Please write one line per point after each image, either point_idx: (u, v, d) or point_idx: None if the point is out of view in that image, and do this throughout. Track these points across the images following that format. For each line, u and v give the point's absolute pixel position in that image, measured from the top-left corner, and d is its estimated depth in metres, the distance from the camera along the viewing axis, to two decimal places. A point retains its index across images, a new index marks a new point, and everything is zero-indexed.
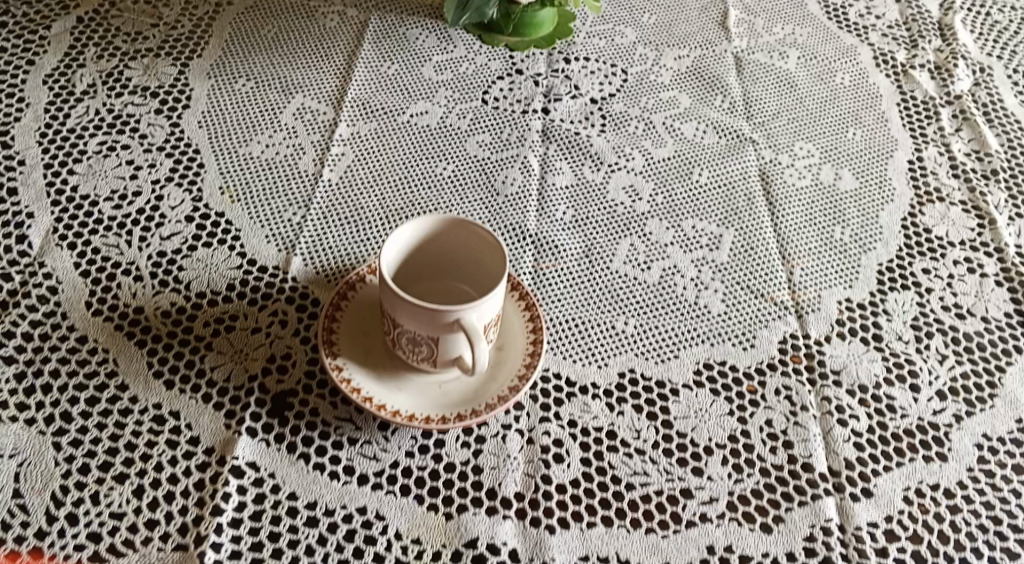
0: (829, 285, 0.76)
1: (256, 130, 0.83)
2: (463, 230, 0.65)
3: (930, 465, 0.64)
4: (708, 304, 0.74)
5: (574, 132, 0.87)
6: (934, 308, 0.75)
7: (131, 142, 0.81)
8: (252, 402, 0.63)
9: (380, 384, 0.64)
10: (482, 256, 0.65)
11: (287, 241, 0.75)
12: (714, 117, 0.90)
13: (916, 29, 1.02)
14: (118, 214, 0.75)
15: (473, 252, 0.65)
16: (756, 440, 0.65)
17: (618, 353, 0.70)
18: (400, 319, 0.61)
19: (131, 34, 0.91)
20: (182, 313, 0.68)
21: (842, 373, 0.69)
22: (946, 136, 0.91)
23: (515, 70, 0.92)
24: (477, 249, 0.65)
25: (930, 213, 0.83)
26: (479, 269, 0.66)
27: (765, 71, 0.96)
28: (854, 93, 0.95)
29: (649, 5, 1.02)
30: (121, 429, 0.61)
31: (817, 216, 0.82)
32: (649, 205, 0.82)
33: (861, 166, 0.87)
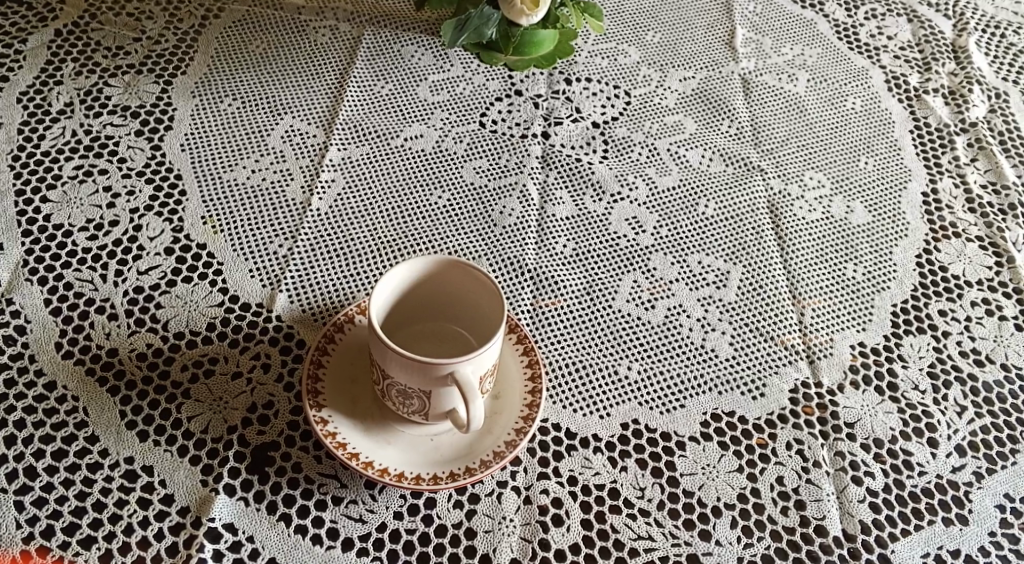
0: (841, 327, 0.73)
1: (242, 153, 0.79)
2: (461, 272, 0.61)
3: (950, 529, 0.62)
4: (715, 347, 0.71)
5: (575, 158, 0.83)
6: (952, 353, 0.72)
7: (109, 166, 0.76)
8: (231, 457, 0.61)
9: (368, 438, 0.61)
10: (481, 301, 0.61)
11: (273, 276, 0.71)
12: (721, 144, 0.86)
13: (929, 51, 0.98)
14: (93, 245, 0.71)
15: (472, 296, 0.62)
16: (767, 501, 0.62)
17: (621, 403, 0.67)
18: (390, 372, 0.58)
19: (112, 49, 0.86)
20: (158, 356, 0.65)
21: (856, 426, 0.67)
22: (961, 166, 0.87)
23: (513, 92, 0.88)
24: (475, 293, 0.62)
25: (947, 249, 0.79)
26: (477, 313, 0.63)
27: (773, 96, 0.92)
28: (866, 119, 0.91)
29: (652, 21, 0.97)
30: (89, 486, 0.59)
31: (828, 252, 0.79)
32: (654, 238, 0.78)
33: (874, 198, 0.83)
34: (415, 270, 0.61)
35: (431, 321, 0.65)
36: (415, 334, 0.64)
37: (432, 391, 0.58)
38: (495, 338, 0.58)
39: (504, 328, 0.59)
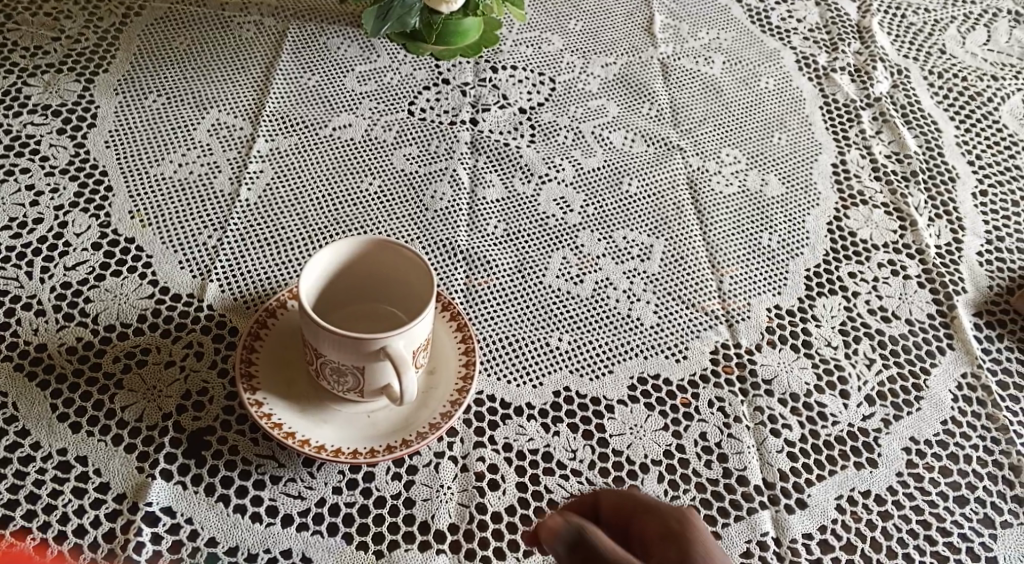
0: (758, 292, 0.76)
1: (168, 148, 0.79)
2: (389, 250, 0.63)
3: (861, 472, 0.66)
4: (641, 316, 0.74)
5: (503, 143, 0.85)
6: (861, 312, 0.76)
7: (31, 165, 0.76)
8: (167, 443, 0.62)
9: (304, 418, 0.62)
10: (410, 278, 0.63)
11: (203, 266, 0.72)
12: (642, 125, 0.89)
13: (836, 32, 1.03)
14: (17, 243, 0.71)
15: (402, 275, 0.64)
16: (691, 456, 0.66)
17: (552, 372, 0.69)
18: (322, 350, 0.60)
19: (31, 49, 0.85)
20: (89, 349, 0.65)
21: (773, 382, 0.70)
22: (867, 138, 0.92)
23: (441, 80, 0.90)
24: (402, 270, 0.63)
25: (855, 216, 0.84)
26: (407, 291, 0.64)
27: (691, 78, 0.95)
28: (779, 97, 0.95)
29: (573, 10, 1.00)
30: (22, 479, 0.59)
31: (745, 222, 0.82)
32: (580, 217, 0.80)
33: (788, 171, 0.87)
34: (341, 252, 0.63)
35: (365, 303, 0.66)
36: (351, 317, 0.66)
37: (366, 367, 0.60)
38: (425, 312, 0.60)
39: (434, 304, 0.61)
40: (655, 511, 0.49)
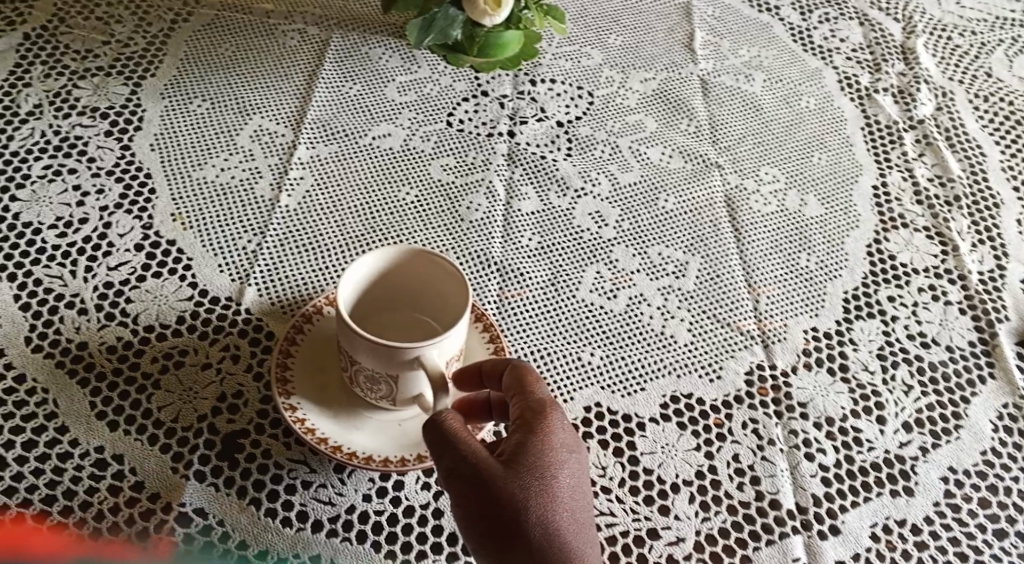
0: (795, 313, 0.76)
1: (211, 152, 0.80)
2: (425, 259, 0.63)
3: (897, 500, 0.65)
4: (675, 333, 0.73)
5: (540, 156, 0.86)
6: (900, 336, 0.75)
7: (78, 166, 0.77)
8: (201, 444, 0.63)
9: (337, 424, 0.63)
10: (444, 287, 0.64)
11: (242, 270, 0.73)
12: (680, 141, 0.89)
13: (879, 53, 1.02)
14: (63, 242, 0.72)
15: (436, 283, 0.64)
16: (723, 477, 0.65)
17: (584, 387, 0.69)
18: (357, 358, 0.60)
19: (81, 52, 0.87)
20: (128, 349, 0.67)
21: (808, 406, 0.69)
22: (910, 161, 0.90)
23: (480, 92, 0.90)
24: (437, 279, 0.64)
25: (895, 239, 0.83)
26: (441, 300, 0.65)
27: (731, 95, 0.95)
28: (819, 117, 0.94)
29: (614, 25, 1.00)
30: (59, 475, 0.60)
31: (782, 242, 0.81)
32: (616, 232, 0.80)
33: (827, 192, 0.87)
34: (378, 260, 0.63)
35: (397, 311, 0.67)
36: (381, 325, 0.66)
37: (399, 376, 0.60)
38: (459, 323, 0.60)
39: (468, 316, 0.61)
40: (523, 397, 0.56)
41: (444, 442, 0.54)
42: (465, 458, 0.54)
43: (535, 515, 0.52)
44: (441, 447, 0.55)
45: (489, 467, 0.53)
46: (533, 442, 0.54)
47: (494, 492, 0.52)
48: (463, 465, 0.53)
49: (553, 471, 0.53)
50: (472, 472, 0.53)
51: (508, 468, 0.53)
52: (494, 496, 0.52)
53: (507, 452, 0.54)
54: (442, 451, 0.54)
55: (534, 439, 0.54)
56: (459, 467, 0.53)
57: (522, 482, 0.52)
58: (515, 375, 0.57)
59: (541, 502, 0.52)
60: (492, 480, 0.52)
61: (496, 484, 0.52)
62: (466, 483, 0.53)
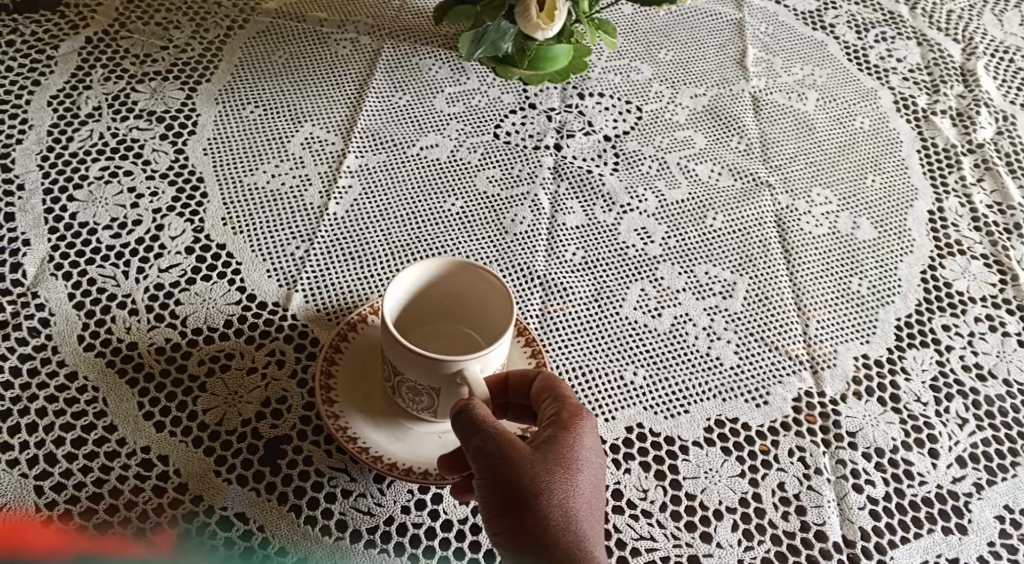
0: (845, 339, 0.74)
1: (263, 158, 0.81)
2: (462, 270, 0.63)
3: (949, 538, 0.64)
4: (721, 355, 0.72)
5: (586, 170, 0.85)
6: (954, 367, 0.73)
7: (134, 168, 0.79)
8: (244, 449, 0.63)
9: (378, 434, 0.63)
10: (484, 298, 0.64)
11: (289, 276, 0.73)
12: (730, 159, 0.88)
13: (938, 73, 0.99)
14: (117, 243, 0.73)
15: (475, 294, 0.64)
16: (767, 506, 0.64)
17: (626, 407, 0.69)
18: (400, 369, 0.60)
19: (140, 57, 0.88)
20: (176, 350, 0.68)
21: (858, 435, 0.68)
22: (968, 186, 0.88)
23: (527, 105, 0.90)
24: (477, 290, 0.64)
25: (951, 266, 0.81)
26: (481, 310, 0.65)
27: (783, 113, 0.93)
28: (874, 138, 0.92)
29: (665, 40, 0.99)
30: (106, 474, 0.61)
31: (833, 266, 0.80)
32: (662, 249, 0.79)
33: (881, 215, 0.85)
34: (416, 277, 0.63)
35: (440, 324, 0.67)
36: (426, 341, 0.66)
37: (441, 388, 0.60)
38: (503, 337, 0.60)
39: (512, 330, 0.61)
40: (556, 400, 0.57)
41: (474, 426, 0.55)
42: (494, 440, 0.54)
43: (559, 501, 0.52)
44: (469, 428, 0.55)
45: (519, 450, 0.54)
46: (563, 437, 0.55)
47: (522, 474, 0.53)
48: (493, 448, 0.54)
49: (580, 466, 0.54)
50: (501, 452, 0.54)
51: (537, 454, 0.54)
52: (522, 477, 0.53)
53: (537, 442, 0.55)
54: (471, 433, 0.55)
55: (565, 435, 0.55)
56: (488, 448, 0.54)
57: (550, 469, 0.53)
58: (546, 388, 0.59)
59: (567, 491, 0.53)
60: (521, 462, 0.53)
61: (525, 466, 0.53)
62: (493, 463, 0.54)
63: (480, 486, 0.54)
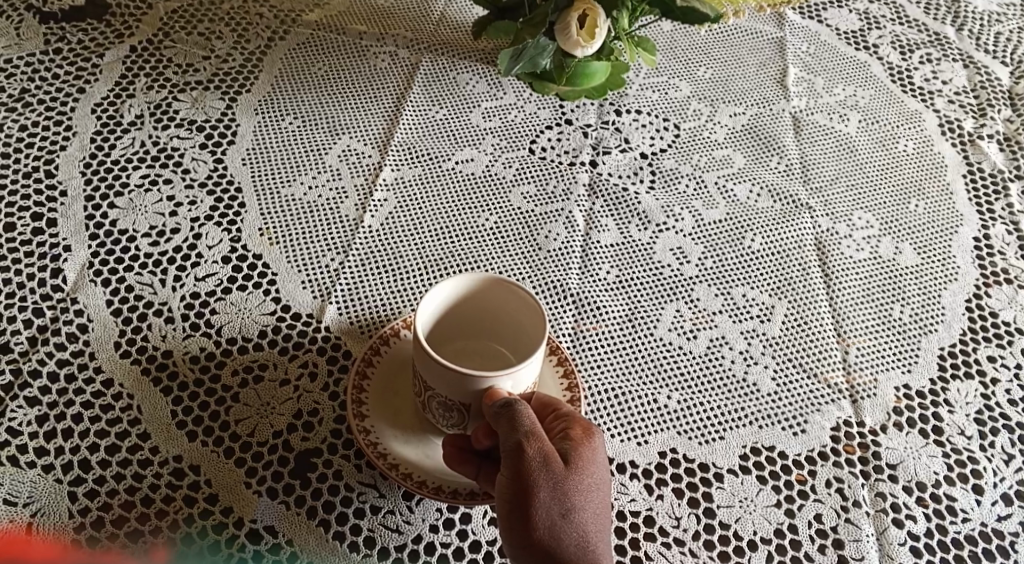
0: (886, 368, 0.73)
1: (300, 170, 0.81)
2: (490, 286, 0.63)
3: None
4: (757, 381, 0.71)
5: (622, 188, 0.84)
6: (1000, 401, 0.72)
7: (173, 177, 0.79)
8: (275, 461, 0.63)
9: (408, 451, 0.63)
10: (514, 310, 0.63)
11: (324, 288, 0.73)
12: (770, 180, 0.86)
13: (984, 97, 0.96)
14: (155, 251, 0.74)
15: (503, 306, 0.63)
16: (804, 537, 0.63)
17: (659, 431, 0.68)
18: (430, 385, 0.60)
19: (183, 66, 0.89)
20: (210, 360, 0.68)
21: (899, 468, 0.67)
22: (1015, 214, 0.86)
23: (564, 121, 0.89)
24: (507, 302, 0.63)
25: (998, 295, 0.79)
26: (513, 321, 0.64)
27: (824, 134, 0.91)
28: (918, 162, 0.90)
29: (704, 57, 0.98)
30: (138, 481, 0.62)
31: (875, 292, 0.78)
32: (698, 269, 0.78)
33: (924, 241, 0.83)
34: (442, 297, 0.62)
35: (474, 338, 0.66)
36: (463, 354, 0.66)
37: (471, 405, 0.59)
38: (532, 354, 0.59)
39: (544, 348, 0.60)
40: (574, 415, 0.59)
41: (514, 426, 0.55)
42: (536, 446, 0.54)
43: (582, 520, 0.53)
44: (509, 428, 0.55)
45: (557, 460, 0.54)
46: (591, 453, 0.56)
47: (556, 484, 0.53)
48: (532, 453, 0.54)
49: (601, 488, 0.55)
50: (539, 459, 0.54)
51: (571, 468, 0.54)
52: (556, 487, 0.53)
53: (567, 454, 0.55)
54: (509, 431, 0.55)
55: (593, 452, 0.56)
56: (527, 452, 0.54)
57: (582, 484, 0.54)
58: (554, 399, 0.60)
59: (590, 511, 0.54)
60: (558, 473, 0.54)
61: (561, 479, 0.54)
62: (530, 467, 0.54)
63: (507, 486, 0.54)
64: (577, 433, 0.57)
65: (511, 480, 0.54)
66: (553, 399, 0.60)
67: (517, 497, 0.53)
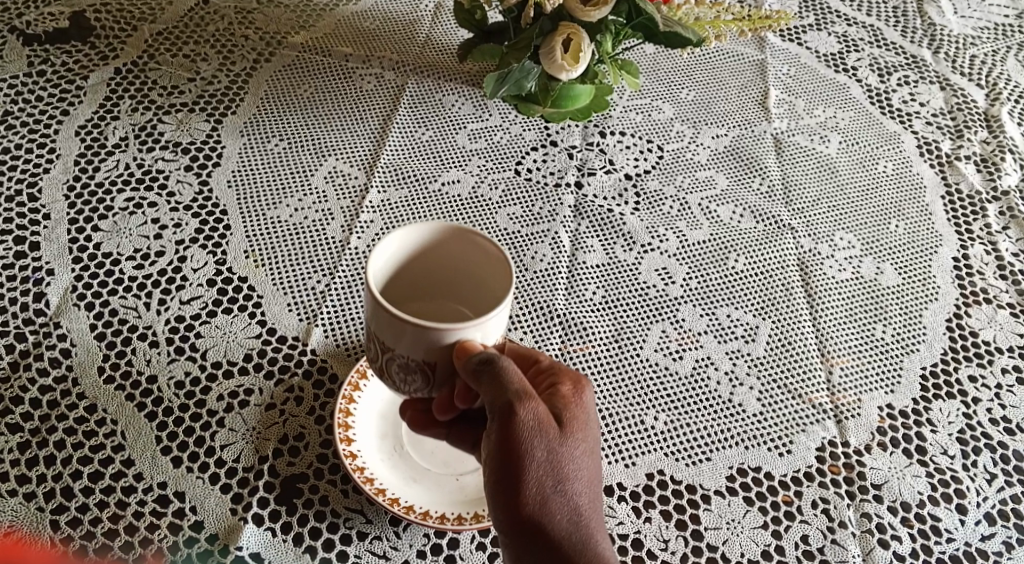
0: (869, 388, 0.73)
1: (286, 192, 0.81)
2: (446, 236, 0.58)
3: None
4: (743, 402, 0.72)
5: (607, 209, 0.85)
6: (982, 420, 0.72)
7: (158, 199, 0.79)
8: (261, 487, 0.63)
9: (395, 476, 0.63)
10: (469, 256, 0.58)
11: (310, 310, 0.73)
12: (753, 201, 0.87)
13: (961, 119, 0.98)
14: (139, 274, 0.74)
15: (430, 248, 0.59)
16: (791, 559, 0.64)
17: (647, 453, 0.68)
18: (391, 345, 0.54)
19: (168, 88, 0.89)
20: (195, 385, 0.67)
21: (883, 488, 0.68)
22: (993, 234, 0.87)
23: (549, 142, 0.90)
24: (460, 250, 0.58)
25: (977, 315, 0.80)
26: (460, 259, 0.59)
27: (805, 156, 0.92)
28: (898, 183, 0.91)
29: (687, 79, 0.99)
30: (122, 509, 0.61)
31: (858, 312, 0.79)
32: (683, 290, 0.79)
33: (905, 261, 0.84)
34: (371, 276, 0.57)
35: (432, 298, 0.62)
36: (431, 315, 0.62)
37: (438, 364, 0.54)
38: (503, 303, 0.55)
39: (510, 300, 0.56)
40: (558, 368, 0.59)
41: (500, 387, 0.53)
42: (530, 410, 0.54)
43: (573, 490, 0.55)
44: (497, 389, 0.53)
45: (550, 427, 0.55)
46: (582, 415, 0.57)
47: (547, 451, 0.55)
48: (525, 418, 0.54)
49: (591, 453, 0.57)
50: (533, 425, 0.54)
51: (562, 434, 0.55)
52: (546, 455, 0.54)
53: (558, 418, 0.56)
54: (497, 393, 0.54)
55: (583, 413, 0.57)
56: (520, 417, 0.54)
57: (572, 450, 0.55)
58: (531, 351, 0.61)
59: (582, 480, 0.56)
60: (550, 442, 0.55)
61: (553, 446, 0.55)
62: (524, 433, 0.54)
63: (497, 450, 0.54)
64: (570, 395, 0.57)
65: (502, 447, 0.54)
66: (529, 351, 0.61)
67: (506, 464, 0.54)
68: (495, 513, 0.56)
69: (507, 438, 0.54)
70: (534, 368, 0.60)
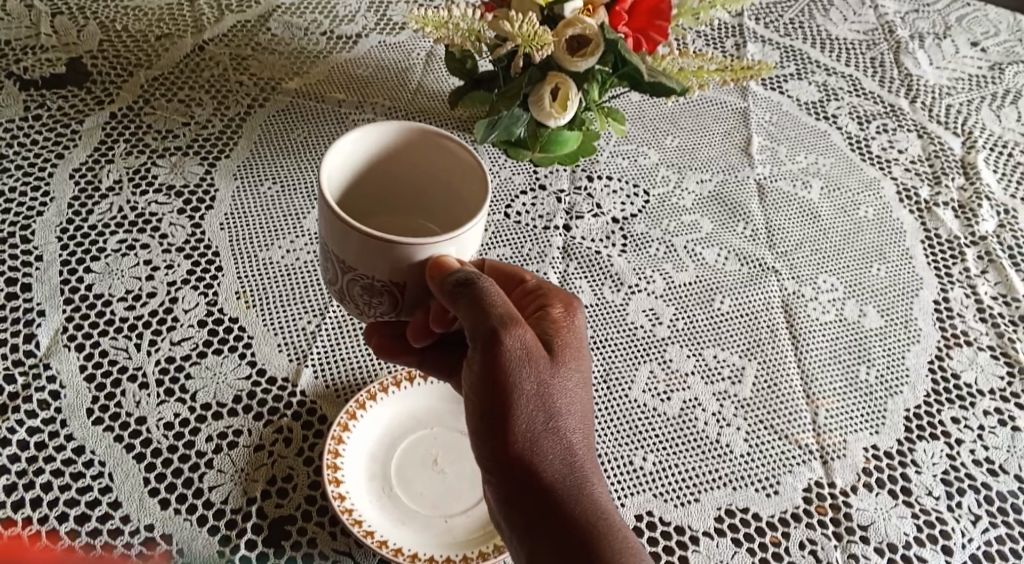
0: (854, 430, 0.74)
1: (278, 234, 0.82)
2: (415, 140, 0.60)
3: None
4: (731, 443, 0.72)
5: (595, 251, 0.86)
6: (965, 461, 0.73)
7: (151, 241, 0.80)
8: (249, 528, 0.63)
9: (384, 519, 0.63)
10: (440, 159, 0.61)
11: (300, 351, 0.74)
12: (737, 244, 0.89)
13: (939, 165, 1.01)
14: (131, 315, 0.74)
15: (391, 151, 0.61)
16: None
17: (636, 494, 0.68)
18: (354, 265, 0.56)
19: (162, 132, 0.90)
20: (185, 426, 0.67)
21: (870, 529, 0.68)
22: (972, 278, 0.89)
23: (538, 185, 0.92)
24: (431, 156, 0.61)
25: (958, 357, 0.81)
26: (429, 165, 0.62)
27: (788, 200, 0.95)
28: (878, 228, 0.93)
29: (672, 126, 1.01)
30: (109, 552, 0.61)
31: (841, 353, 0.80)
32: (670, 331, 0.80)
33: (887, 303, 0.85)
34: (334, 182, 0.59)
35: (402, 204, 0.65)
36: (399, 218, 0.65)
37: (405, 284, 0.56)
38: (475, 217, 0.56)
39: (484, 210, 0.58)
40: (546, 292, 0.62)
41: (481, 314, 0.55)
42: (517, 337, 0.56)
43: (561, 423, 0.58)
44: (484, 315, 0.55)
45: (538, 355, 0.57)
46: (569, 346, 0.60)
47: (536, 385, 0.57)
48: (512, 348, 0.56)
49: (581, 382, 0.60)
50: (521, 355, 0.56)
51: (549, 365, 0.58)
52: (535, 389, 0.57)
53: (548, 345, 0.59)
54: (480, 321, 0.55)
55: (570, 344, 0.60)
56: (508, 350, 0.56)
57: (560, 380, 0.58)
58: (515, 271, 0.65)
59: (572, 413, 0.58)
60: (539, 374, 0.57)
61: (542, 378, 0.57)
62: (513, 364, 0.56)
63: (485, 383, 0.56)
64: (559, 320, 0.60)
65: (490, 383, 0.56)
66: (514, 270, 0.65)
67: (494, 397, 0.56)
68: (484, 448, 0.58)
69: (495, 368, 0.56)
70: (520, 288, 0.64)
